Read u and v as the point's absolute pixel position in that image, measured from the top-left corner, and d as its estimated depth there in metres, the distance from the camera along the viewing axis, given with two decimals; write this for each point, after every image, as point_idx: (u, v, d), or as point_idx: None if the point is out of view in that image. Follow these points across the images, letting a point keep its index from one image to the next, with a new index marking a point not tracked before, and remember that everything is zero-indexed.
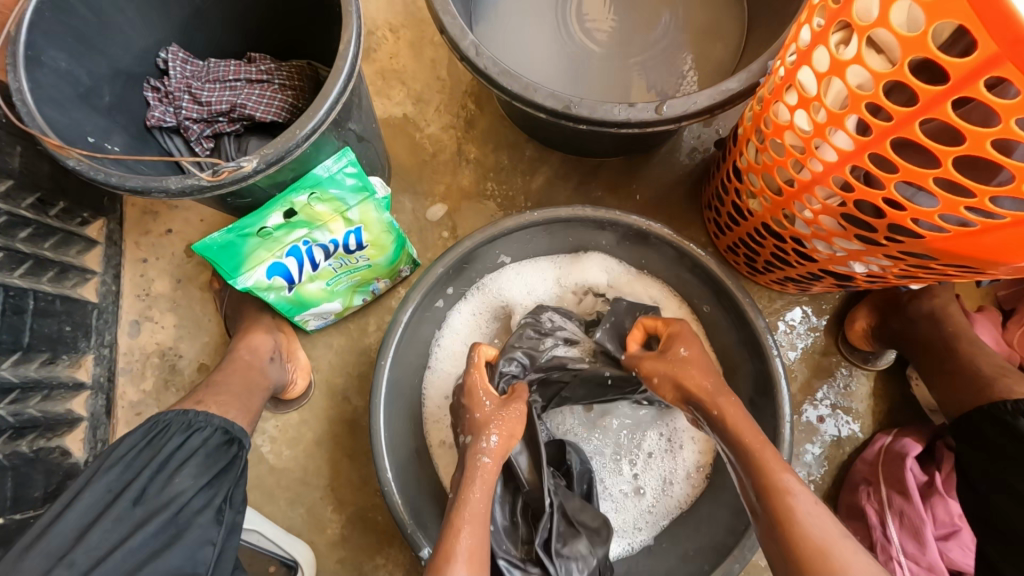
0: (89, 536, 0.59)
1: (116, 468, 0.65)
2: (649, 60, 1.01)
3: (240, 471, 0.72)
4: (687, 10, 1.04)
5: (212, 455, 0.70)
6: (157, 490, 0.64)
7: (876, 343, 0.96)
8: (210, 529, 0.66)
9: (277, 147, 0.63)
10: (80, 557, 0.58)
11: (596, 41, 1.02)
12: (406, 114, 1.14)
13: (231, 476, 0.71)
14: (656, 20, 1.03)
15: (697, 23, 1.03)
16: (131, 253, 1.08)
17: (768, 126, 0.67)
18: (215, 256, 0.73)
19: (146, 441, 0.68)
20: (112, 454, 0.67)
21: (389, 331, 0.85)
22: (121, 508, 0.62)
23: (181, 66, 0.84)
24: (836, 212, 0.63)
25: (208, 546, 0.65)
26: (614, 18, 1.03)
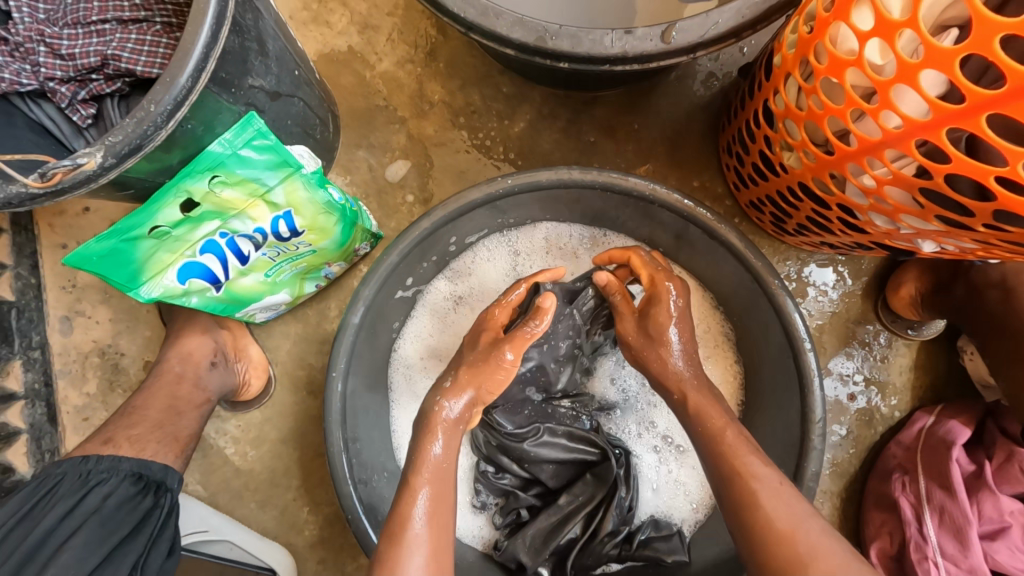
0: None
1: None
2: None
3: (157, 526, 0.64)
4: None
5: (118, 512, 0.62)
6: (38, 566, 0.56)
7: (926, 311, 0.80)
8: None
9: (128, 132, 0.45)
10: None
11: None
12: (351, 46, 0.92)
13: (145, 533, 0.63)
14: None
15: None
16: (47, 238, 0.93)
17: (821, 60, 0.48)
18: (99, 266, 0.58)
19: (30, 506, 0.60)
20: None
21: (338, 335, 0.69)
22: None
23: (29, 8, 0.65)
24: (912, 184, 0.45)
25: None
26: None
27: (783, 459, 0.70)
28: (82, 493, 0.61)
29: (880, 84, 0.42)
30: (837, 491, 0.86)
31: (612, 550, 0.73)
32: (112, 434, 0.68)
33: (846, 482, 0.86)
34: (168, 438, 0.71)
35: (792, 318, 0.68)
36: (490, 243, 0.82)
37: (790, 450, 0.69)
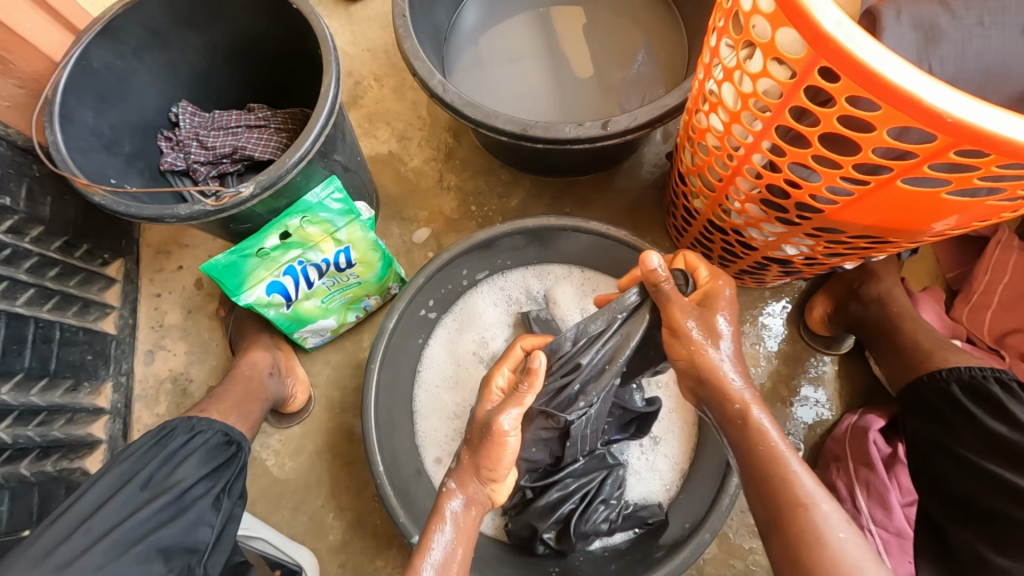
0: (106, 508, 0.67)
1: (131, 458, 0.74)
2: (627, 97, 1.16)
3: (239, 468, 0.81)
4: (648, 51, 1.19)
5: (214, 451, 0.79)
6: (165, 472, 0.74)
7: (833, 326, 1.03)
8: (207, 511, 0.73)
9: (270, 174, 0.74)
10: (94, 527, 0.66)
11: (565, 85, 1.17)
12: (391, 150, 1.26)
13: (231, 469, 0.80)
14: (616, 63, 1.18)
15: (658, 61, 1.18)
16: (146, 289, 1.19)
17: (695, 132, 0.78)
18: (220, 275, 0.83)
19: (158, 436, 0.77)
20: (126, 450, 0.76)
21: (377, 339, 0.91)
22: (133, 489, 0.70)
23: (189, 117, 0.97)
24: (756, 199, 0.72)
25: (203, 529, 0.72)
26: (579, 66, 1.18)
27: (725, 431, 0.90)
28: (190, 433, 0.79)
29: (721, 139, 0.71)
30: None
31: (604, 524, 0.90)
32: (203, 406, 0.89)
33: None
34: (243, 416, 0.91)
35: None
36: (493, 281, 1.08)
37: None
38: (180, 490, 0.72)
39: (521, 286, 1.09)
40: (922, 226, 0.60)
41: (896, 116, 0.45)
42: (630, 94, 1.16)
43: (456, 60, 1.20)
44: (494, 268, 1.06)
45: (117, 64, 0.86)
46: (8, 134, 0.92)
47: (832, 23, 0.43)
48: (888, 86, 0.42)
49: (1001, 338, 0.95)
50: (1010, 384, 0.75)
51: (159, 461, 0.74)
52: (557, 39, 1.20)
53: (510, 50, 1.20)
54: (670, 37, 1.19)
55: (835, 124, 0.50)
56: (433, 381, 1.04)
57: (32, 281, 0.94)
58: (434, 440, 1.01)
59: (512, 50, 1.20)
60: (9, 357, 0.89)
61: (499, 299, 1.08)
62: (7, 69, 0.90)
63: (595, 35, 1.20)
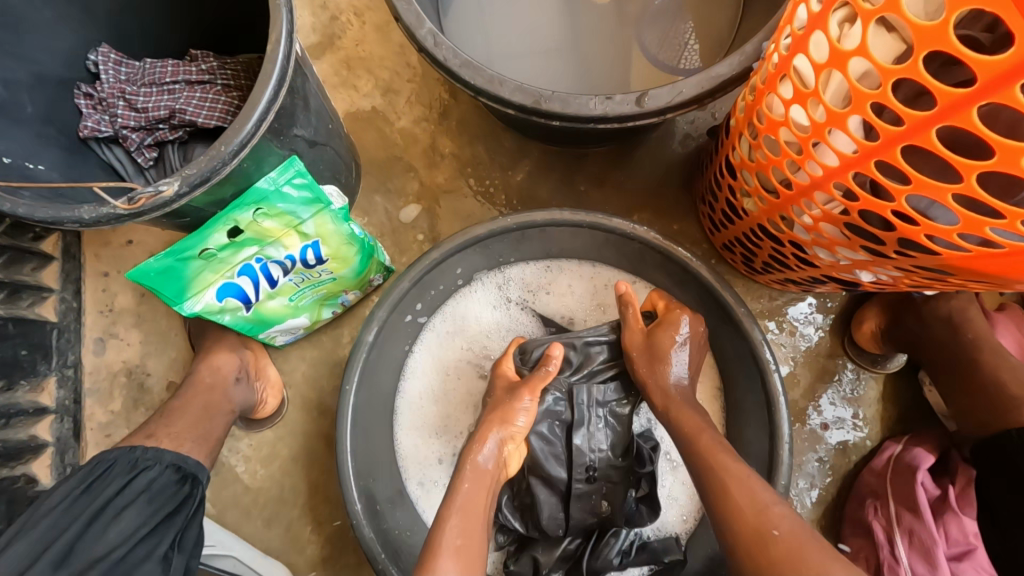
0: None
1: (58, 509, 0.62)
2: (647, 33, 0.94)
3: (192, 511, 0.69)
4: None
5: (162, 495, 0.67)
6: (103, 527, 0.62)
7: (885, 345, 0.88)
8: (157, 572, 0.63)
9: (200, 167, 0.55)
10: None
11: (585, 28, 0.94)
12: (374, 106, 1.05)
13: (183, 514, 0.68)
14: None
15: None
16: (91, 267, 1.03)
17: (762, 121, 0.59)
18: (155, 282, 0.67)
19: (91, 480, 0.65)
20: (51, 497, 0.64)
21: (353, 353, 0.77)
22: (56, 555, 0.59)
23: (114, 69, 0.77)
24: (838, 220, 0.55)
25: None
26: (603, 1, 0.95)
27: (756, 474, 0.76)
28: (132, 474, 0.66)
29: (802, 139, 0.53)
30: (816, 518, 0.91)
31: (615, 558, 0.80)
32: (152, 430, 0.74)
33: (825, 509, 0.91)
34: (202, 437, 0.76)
35: (759, 345, 0.76)
36: (487, 276, 0.92)
37: (762, 466, 0.75)
38: (120, 552, 0.61)
39: (521, 283, 0.93)
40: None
41: None
42: (651, 29, 0.94)
43: None
44: (491, 263, 0.90)
45: None
46: None
47: None
48: None
49: None
50: None
51: (93, 513, 0.63)
52: None
53: None
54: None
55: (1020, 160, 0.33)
56: (420, 392, 0.91)
57: None
58: (419, 459, 0.88)
59: None
60: None
61: (498, 297, 0.92)
62: None
63: None
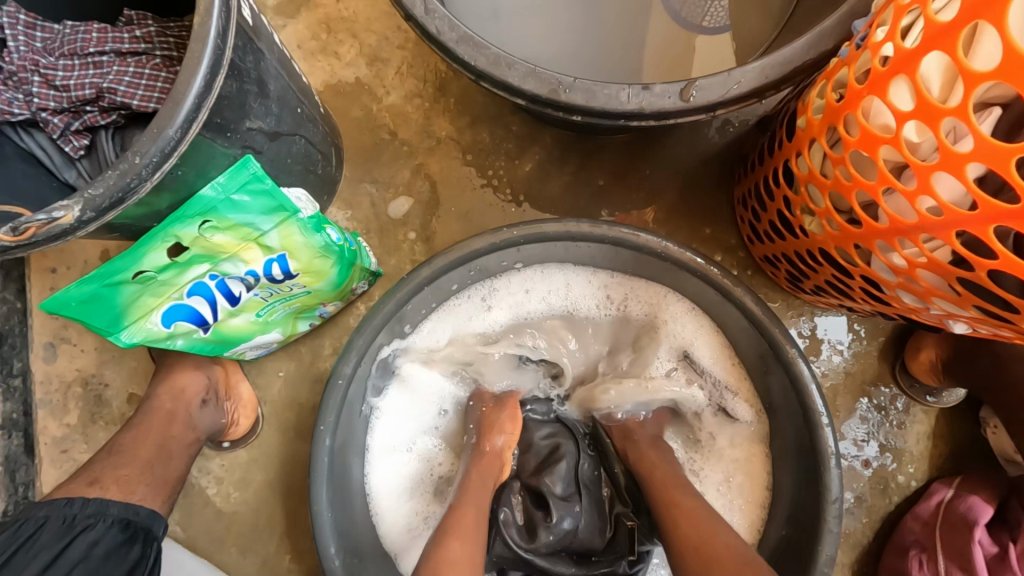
0: None
1: None
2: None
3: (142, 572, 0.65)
4: None
5: (104, 560, 0.62)
6: None
7: (946, 379, 0.77)
8: None
9: (108, 185, 0.41)
10: None
11: None
12: (359, 78, 0.89)
13: None
14: None
15: None
16: (36, 262, 0.90)
17: (852, 132, 0.45)
18: (79, 312, 0.55)
19: (23, 545, 0.60)
20: None
21: (330, 385, 0.66)
22: None
23: (25, 35, 0.61)
24: (948, 271, 0.42)
25: None
26: None
27: (797, 536, 0.66)
28: (70, 538, 0.61)
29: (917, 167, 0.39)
30: (848, 563, 0.82)
31: None
32: (96, 474, 0.67)
33: (859, 555, 0.82)
34: (157, 480, 0.70)
35: (809, 388, 0.64)
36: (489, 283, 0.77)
37: (804, 528, 0.65)
38: None
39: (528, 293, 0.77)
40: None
41: None
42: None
43: None
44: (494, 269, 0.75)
45: None
46: None
47: None
48: None
49: None
50: None
51: None
52: None
53: None
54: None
55: None
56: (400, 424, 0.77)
57: None
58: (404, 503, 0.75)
59: None
60: None
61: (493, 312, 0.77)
62: None
63: None
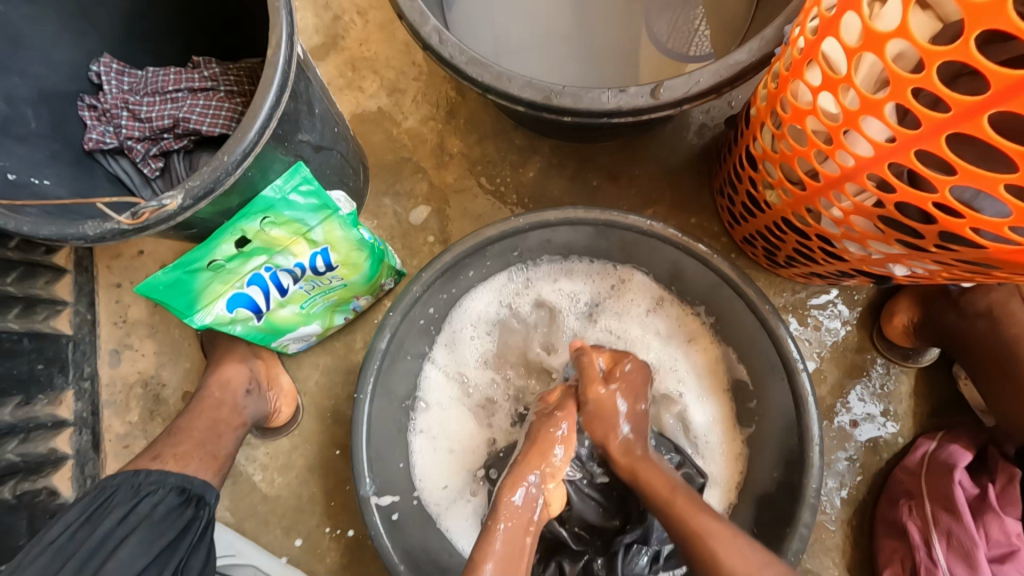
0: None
1: (56, 543, 0.60)
2: (656, 20, 0.91)
3: (197, 535, 0.66)
4: None
5: (162, 522, 0.64)
6: (96, 565, 0.59)
7: (919, 339, 0.84)
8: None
9: (202, 179, 0.54)
10: None
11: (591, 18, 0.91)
12: (380, 107, 1.03)
13: (186, 541, 0.65)
14: None
15: None
16: (104, 278, 1.02)
17: (786, 110, 0.56)
18: (164, 296, 0.66)
19: (93, 509, 0.63)
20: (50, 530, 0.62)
21: (367, 360, 0.76)
22: None
23: (116, 79, 0.76)
24: (871, 213, 0.52)
25: None
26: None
27: (788, 478, 0.73)
28: (134, 500, 0.64)
29: (832, 129, 0.50)
30: (846, 517, 0.88)
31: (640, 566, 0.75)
32: (159, 451, 0.72)
33: (856, 509, 0.88)
34: (210, 454, 0.74)
35: (784, 342, 0.73)
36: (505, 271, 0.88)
37: (792, 472, 0.72)
38: None
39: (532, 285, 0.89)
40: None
41: None
42: (661, 18, 0.90)
43: None
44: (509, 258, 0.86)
45: None
46: None
47: None
48: None
49: None
50: None
51: (91, 548, 0.60)
52: None
53: None
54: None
55: None
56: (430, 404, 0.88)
57: None
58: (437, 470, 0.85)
59: None
60: None
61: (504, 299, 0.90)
62: None
63: None
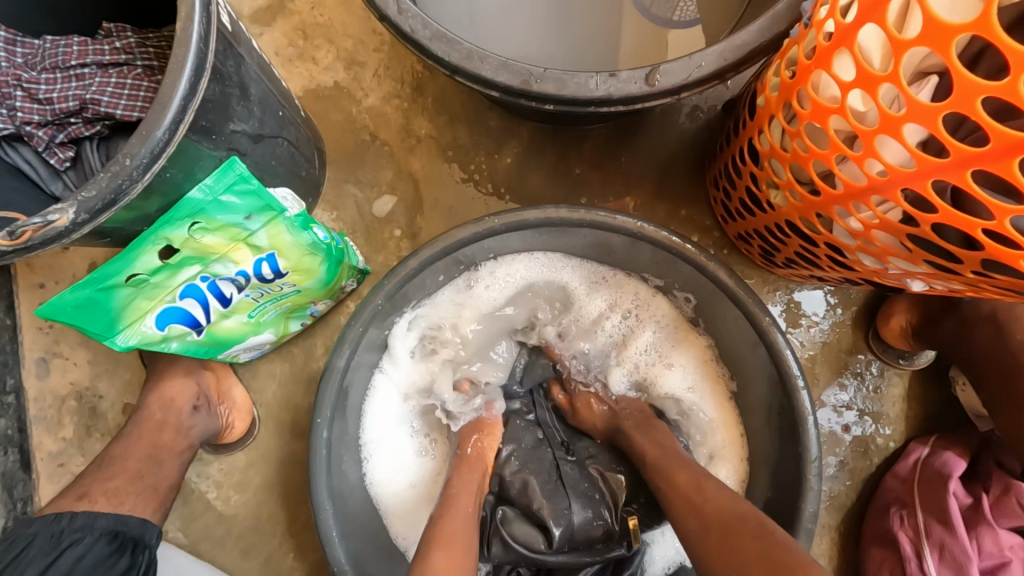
0: None
1: None
2: None
3: None
4: None
5: None
6: None
7: (916, 343, 0.80)
8: None
9: (101, 186, 0.44)
10: None
11: None
12: (337, 82, 0.91)
13: None
14: None
15: None
16: (24, 278, 0.90)
17: (804, 105, 0.48)
18: (75, 317, 0.56)
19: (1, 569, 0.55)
20: None
21: (324, 380, 0.68)
22: None
23: (7, 51, 0.63)
24: (898, 229, 0.45)
25: None
26: None
27: (783, 498, 0.69)
28: (54, 553, 0.57)
29: (863, 133, 0.42)
30: (834, 525, 0.85)
31: None
32: (85, 489, 0.63)
33: (844, 516, 0.85)
34: (147, 489, 0.66)
35: (783, 354, 0.67)
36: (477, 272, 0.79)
37: (787, 493, 0.68)
38: None
39: (513, 280, 0.80)
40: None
41: None
42: None
43: None
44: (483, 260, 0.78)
45: None
46: None
47: None
48: None
49: None
50: None
51: None
52: None
53: None
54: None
55: None
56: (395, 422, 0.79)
57: None
58: (406, 495, 0.78)
59: None
60: None
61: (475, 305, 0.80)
62: None
63: None
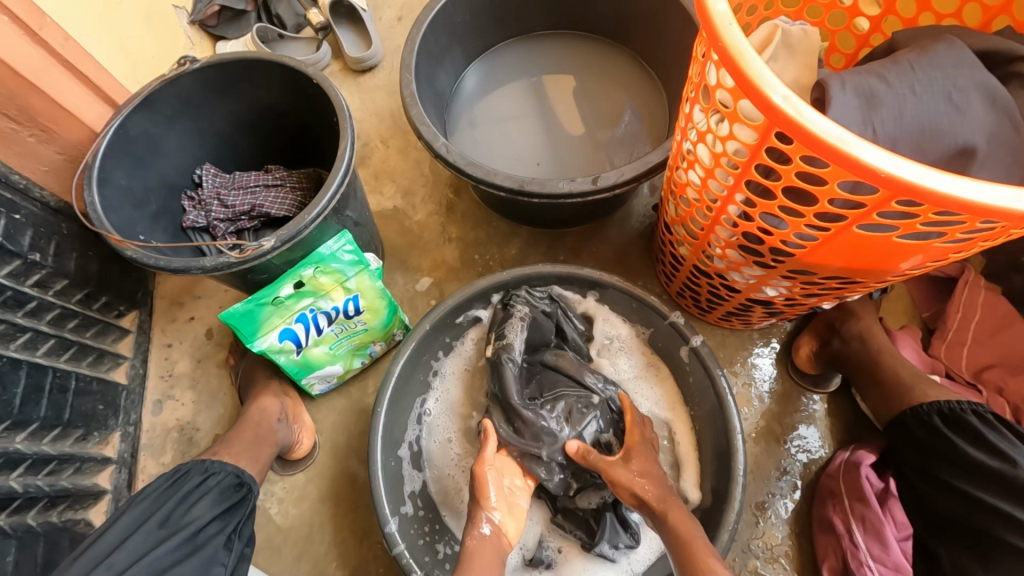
0: (116, 555, 0.69)
1: (141, 505, 0.75)
2: (612, 152, 1.25)
3: (248, 508, 0.82)
4: (637, 107, 1.30)
5: (225, 493, 0.81)
6: (179, 514, 0.75)
7: (820, 365, 1.07)
8: (222, 551, 0.75)
9: (289, 229, 0.84)
10: (117, 560, 0.69)
11: (569, 144, 1.27)
12: (395, 206, 1.34)
13: (241, 510, 0.81)
14: (616, 117, 1.29)
15: (642, 116, 1.28)
16: (157, 340, 1.22)
17: (676, 187, 0.85)
18: (237, 322, 0.88)
19: (169, 483, 0.79)
20: (134, 498, 0.77)
21: (384, 381, 0.96)
22: (149, 529, 0.72)
23: (212, 179, 1.05)
24: (735, 245, 0.78)
25: (221, 567, 0.74)
26: (589, 118, 1.30)
27: (723, 467, 0.91)
28: (205, 474, 0.81)
29: (699, 193, 0.78)
30: (789, 525, 1.02)
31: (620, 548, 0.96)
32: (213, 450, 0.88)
33: (796, 516, 1.03)
34: None
35: (702, 351, 0.95)
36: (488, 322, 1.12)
37: (724, 463, 0.91)
38: (194, 529, 0.74)
39: None
40: (889, 266, 0.66)
41: (841, 171, 0.52)
42: (618, 149, 1.25)
43: (458, 122, 1.31)
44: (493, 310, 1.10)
45: (150, 132, 0.95)
46: (42, 195, 0.98)
47: (781, 98, 0.51)
48: (839, 153, 0.50)
49: (979, 373, 1.01)
50: (984, 417, 0.83)
51: (166, 513, 0.75)
52: (568, 101, 1.32)
53: (519, 112, 1.31)
54: (649, 89, 1.30)
55: (794, 179, 0.57)
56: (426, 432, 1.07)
57: (51, 332, 0.98)
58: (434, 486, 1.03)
59: (520, 112, 1.31)
60: (26, 406, 0.93)
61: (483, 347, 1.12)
62: (48, 137, 0.96)
63: (596, 96, 1.32)
